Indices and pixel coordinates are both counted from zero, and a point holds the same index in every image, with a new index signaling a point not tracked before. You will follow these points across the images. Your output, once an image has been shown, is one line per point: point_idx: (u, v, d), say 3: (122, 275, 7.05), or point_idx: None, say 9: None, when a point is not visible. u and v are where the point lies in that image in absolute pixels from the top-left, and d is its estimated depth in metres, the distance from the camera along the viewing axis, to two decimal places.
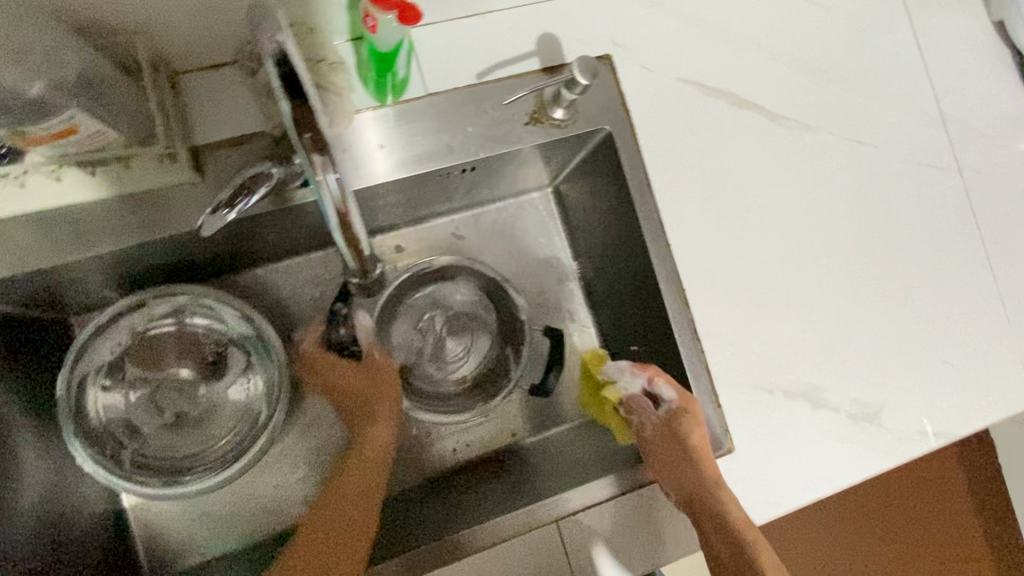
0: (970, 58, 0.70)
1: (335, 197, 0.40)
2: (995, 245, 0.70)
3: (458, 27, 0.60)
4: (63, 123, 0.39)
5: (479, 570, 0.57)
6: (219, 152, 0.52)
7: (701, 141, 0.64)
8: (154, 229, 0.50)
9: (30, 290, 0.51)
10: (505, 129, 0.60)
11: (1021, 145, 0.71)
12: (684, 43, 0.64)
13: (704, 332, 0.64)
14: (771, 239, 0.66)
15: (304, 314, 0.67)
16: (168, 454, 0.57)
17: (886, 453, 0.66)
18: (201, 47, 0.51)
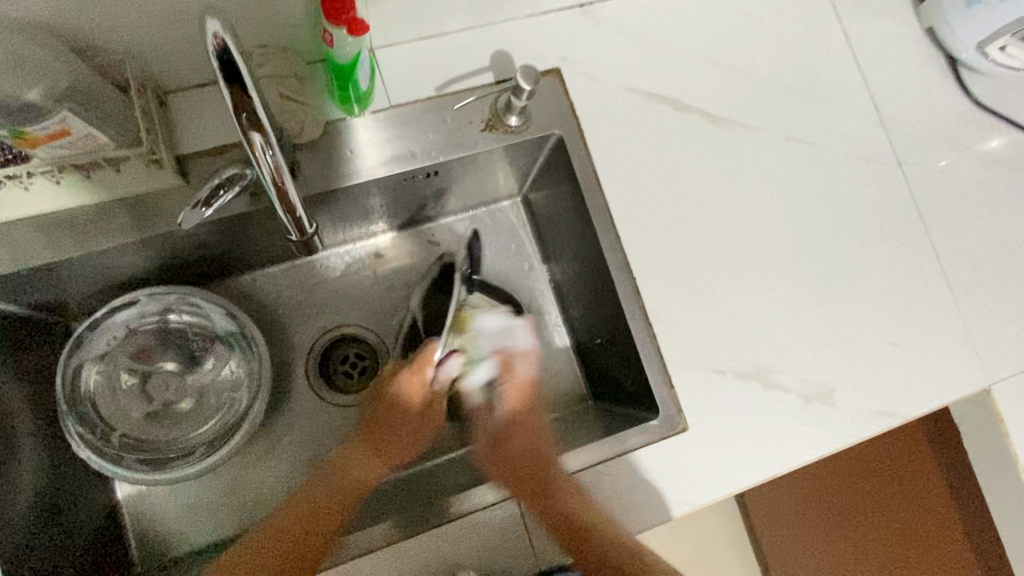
0: (901, 64, 0.78)
1: (272, 176, 0.40)
2: (935, 230, 0.74)
3: (421, 49, 0.67)
4: (55, 124, 0.46)
5: (442, 540, 0.61)
6: (203, 158, 0.60)
7: (646, 144, 0.70)
8: (146, 225, 0.59)
9: (42, 281, 0.60)
10: (464, 136, 0.66)
11: (955, 139, 0.77)
12: (630, 56, 0.71)
13: (657, 318, 0.67)
14: (718, 232, 0.70)
15: (290, 312, 0.76)
16: (157, 435, 0.66)
17: (840, 431, 0.67)
18: (187, 70, 0.59)
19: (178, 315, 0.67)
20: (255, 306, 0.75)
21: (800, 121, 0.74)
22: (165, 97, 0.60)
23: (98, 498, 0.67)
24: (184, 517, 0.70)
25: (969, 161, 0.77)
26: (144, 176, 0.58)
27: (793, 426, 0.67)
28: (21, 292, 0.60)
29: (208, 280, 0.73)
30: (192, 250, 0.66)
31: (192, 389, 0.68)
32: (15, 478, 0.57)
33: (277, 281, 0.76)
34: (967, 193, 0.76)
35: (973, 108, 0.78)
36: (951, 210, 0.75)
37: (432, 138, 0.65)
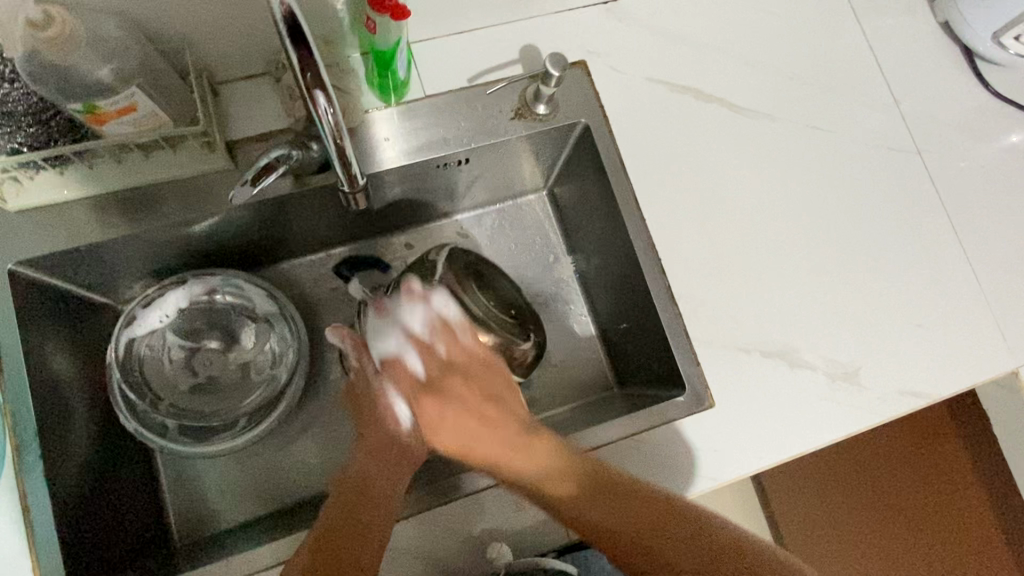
0: (919, 56, 0.80)
1: (333, 130, 0.45)
2: (956, 213, 0.76)
3: (453, 44, 0.71)
4: (124, 100, 0.50)
5: (474, 508, 0.62)
6: (249, 144, 0.64)
7: (668, 133, 0.73)
8: (196, 206, 0.63)
9: (96, 258, 0.64)
10: (493, 123, 0.69)
11: (975, 126, 0.79)
12: (652, 50, 0.74)
13: (682, 299, 0.69)
14: (741, 217, 0.72)
15: (324, 299, 0.78)
16: (201, 408, 0.69)
17: (867, 408, 0.68)
18: (237, 62, 0.63)
19: (223, 295, 0.72)
20: (292, 293, 0.78)
21: (820, 112, 0.76)
22: (218, 88, 0.65)
23: (138, 472, 0.69)
24: (220, 494, 0.71)
25: (991, 149, 0.78)
26: (195, 160, 0.62)
27: (819, 403, 0.67)
28: (77, 270, 0.64)
29: (249, 266, 0.76)
30: (235, 234, 0.70)
31: (235, 366, 0.72)
32: (65, 445, 0.60)
33: (312, 270, 0.79)
34: (988, 182, 0.77)
35: (991, 100, 0.80)
36: (973, 198, 0.77)
37: (464, 125, 0.68)
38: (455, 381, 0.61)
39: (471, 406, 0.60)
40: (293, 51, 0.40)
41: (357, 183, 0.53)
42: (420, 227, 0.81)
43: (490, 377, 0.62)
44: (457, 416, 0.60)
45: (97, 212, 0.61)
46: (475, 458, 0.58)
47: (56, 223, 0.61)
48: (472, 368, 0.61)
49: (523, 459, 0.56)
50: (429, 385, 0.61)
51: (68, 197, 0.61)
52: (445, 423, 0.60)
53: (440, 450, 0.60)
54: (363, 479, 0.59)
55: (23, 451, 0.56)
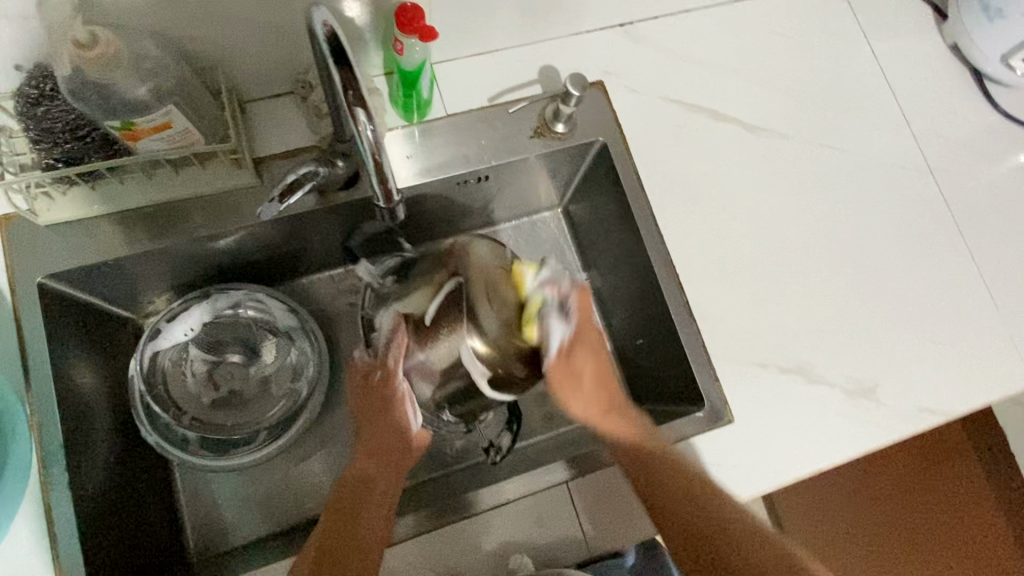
0: (931, 78, 0.81)
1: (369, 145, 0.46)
2: (970, 232, 0.77)
3: (473, 64, 0.72)
4: (161, 117, 0.51)
5: (495, 524, 0.61)
6: (275, 161, 0.65)
7: (685, 152, 0.74)
8: (222, 221, 0.64)
9: (123, 272, 0.65)
10: (513, 142, 0.70)
11: (987, 147, 0.80)
12: (668, 71, 0.76)
13: (700, 315, 0.69)
14: (757, 235, 0.73)
15: (343, 315, 0.79)
16: (221, 422, 0.70)
17: (885, 425, 0.68)
18: (265, 81, 0.64)
19: (244, 310, 0.72)
20: (312, 308, 0.79)
21: (833, 132, 0.77)
22: (244, 106, 0.66)
23: (157, 486, 0.69)
24: (238, 508, 0.71)
25: (1004, 169, 0.79)
26: (222, 177, 0.63)
27: (837, 420, 0.67)
28: (103, 284, 0.65)
29: (269, 281, 0.77)
30: (258, 250, 0.70)
31: (255, 379, 0.72)
32: (88, 457, 0.61)
33: (331, 286, 0.80)
34: (1000, 201, 0.78)
35: (1002, 121, 0.81)
36: (986, 217, 0.77)
37: (484, 144, 0.70)
38: (586, 356, 0.61)
39: (587, 373, 0.62)
40: (338, 71, 0.42)
41: (392, 198, 0.53)
42: None
43: (599, 354, 0.63)
44: (588, 396, 0.62)
45: (125, 227, 0.62)
46: (611, 420, 0.62)
47: (85, 237, 0.62)
48: (583, 338, 0.61)
49: (651, 456, 0.60)
50: (568, 361, 0.60)
51: (97, 212, 0.62)
52: (580, 384, 0.62)
53: (552, 381, 0.61)
54: (363, 478, 0.61)
55: (49, 463, 0.57)
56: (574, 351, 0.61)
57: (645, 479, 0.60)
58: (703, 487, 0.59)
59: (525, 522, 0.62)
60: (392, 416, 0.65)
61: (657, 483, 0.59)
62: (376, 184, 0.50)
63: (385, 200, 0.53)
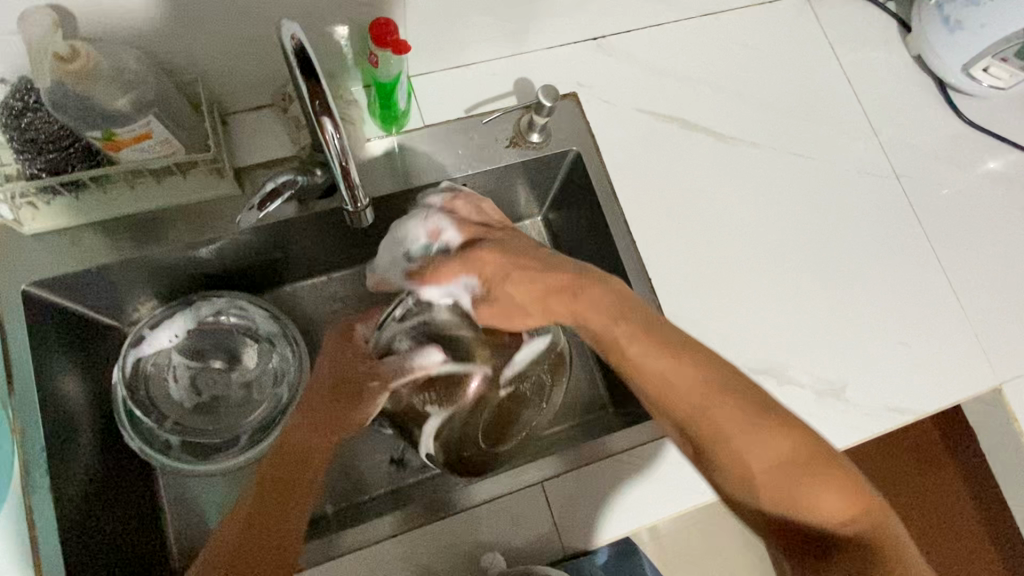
0: (896, 87, 0.84)
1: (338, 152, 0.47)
2: (936, 236, 0.79)
3: (451, 77, 0.75)
4: (141, 128, 0.53)
5: (471, 524, 0.62)
6: (255, 171, 0.67)
7: (657, 161, 0.76)
8: (204, 230, 0.65)
9: (107, 280, 0.66)
10: (488, 151, 0.72)
11: (951, 153, 0.82)
12: (640, 82, 0.78)
13: (673, 318, 0.71)
14: (728, 240, 0.75)
15: (324, 322, 0.80)
16: (203, 427, 0.71)
17: (854, 425, 0.69)
18: (246, 93, 0.66)
19: (226, 316, 0.74)
20: (295, 315, 0.80)
21: (802, 139, 0.80)
22: (226, 118, 0.69)
23: (140, 491, 0.70)
24: (219, 513, 0.72)
25: (968, 175, 0.82)
26: (203, 186, 0.65)
27: (807, 420, 0.69)
28: (87, 292, 0.67)
29: (253, 289, 0.79)
30: (240, 258, 0.72)
31: (237, 385, 0.73)
32: (70, 462, 0.62)
33: (312, 293, 0.81)
34: (965, 206, 0.80)
35: (966, 128, 0.84)
36: (952, 221, 0.79)
37: (460, 153, 0.72)
38: (489, 255, 0.58)
39: (516, 271, 0.56)
40: (304, 82, 0.45)
41: (361, 201, 0.54)
42: None
43: (511, 258, 0.57)
44: (511, 292, 0.57)
45: (108, 235, 0.64)
46: (553, 305, 0.55)
47: (69, 246, 0.63)
48: (495, 263, 0.58)
49: (630, 347, 0.50)
50: (496, 291, 0.59)
51: (81, 221, 0.64)
52: (486, 277, 0.58)
53: (495, 307, 0.58)
54: (301, 457, 0.54)
55: (30, 466, 0.58)
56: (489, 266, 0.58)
57: (578, 320, 0.54)
58: (689, 382, 0.48)
59: (500, 521, 0.63)
60: (357, 401, 0.58)
61: (641, 372, 0.50)
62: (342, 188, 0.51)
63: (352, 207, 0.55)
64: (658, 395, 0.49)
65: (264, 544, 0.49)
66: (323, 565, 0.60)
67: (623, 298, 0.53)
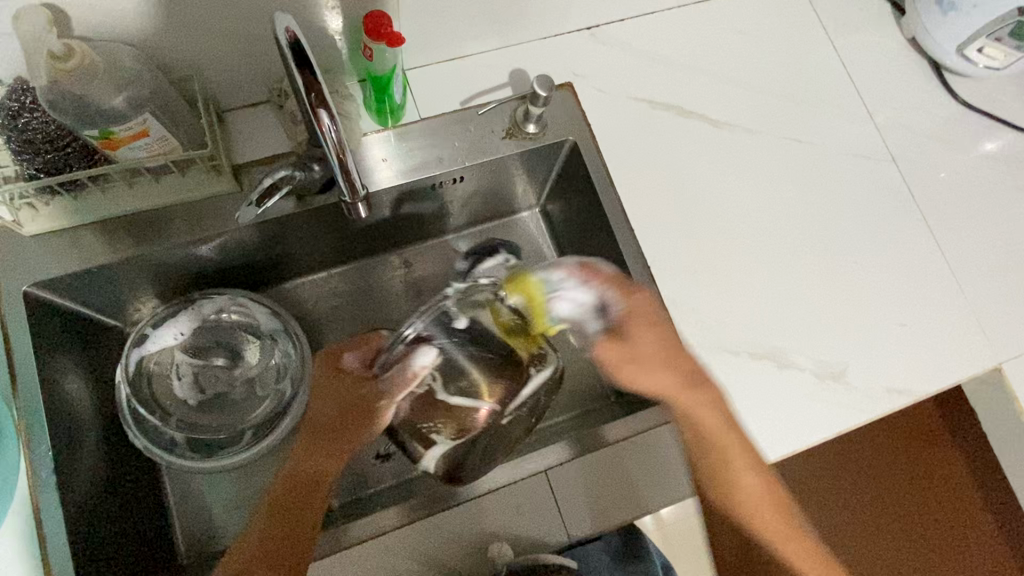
0: (892, 70, 0.84)
1: (333, 145, 0.48)
2: (934, 217, 0.79)
3: (446, 70, 0.75)
4: (138, 125, 0.53)
5: (475, 515, 0.63)
6: (253, 167, 0.67)
7: (654, 149, 0.76)
8: (204, 227, 0.66)
9: (108, 280, 0.67)
10: (485, 142, 0.72)
11: (948, 135, 0.82)
12: (635, 70, 0.78)
13: (673, 304, 0.71)
14: (727, 226, 0.75)
15: (326, 317, 0.81)
16: (207, 425, 0.71)
17: (855, 407, 0.70)
18: (241, 90, 0.66)
19: (228, 314, 0.74)
20: (296, 312, 0.81)
21: (798, 124, 0.80)
22: (222, 115, 0.69)
23: (146, 489, 0.71)
24: (226, 510, 0.73)
25: (965, 157, 0.82)
26: (201, 183, 0.65)
27: (809, 402, 0.69)
28: (89, 292, 0.67)
29: (253, 286, 0.79)
30: (239, 255, 0.72)
31: (240, 382, 0.74)
32: (76, 462, 0.62)
33: (313, 289, 0.81)
34: (963, 187, 0.80)
35: (963, 110, 0.84)
36: (949, 203, 0.80)
37: (457, 145, 0.72)
38: (643, 327, 0.55)
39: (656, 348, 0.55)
40: (299, 74, 0.44)
41: (357, 192, 0.55)
42: (418, 244, 0.84)
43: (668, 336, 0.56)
44: (657, 365, 0.55)
45: (109, 235, 0.64)
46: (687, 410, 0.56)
47: (69, 246, 0.63)
48: (641, 310, 0.55)
49: (733, 470, 0.55)
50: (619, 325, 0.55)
51: (80, 221, 0.64)
52: (644, 354, 0.55)
53: (623, 357, 0.55)
54: (311, 478, 0.58)
55: (38, 468, 0.58)
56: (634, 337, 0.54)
57: (693, 437, 0.57)
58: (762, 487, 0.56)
59: (508, 512, 0.63)
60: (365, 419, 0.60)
61: (738, 495, 0.55)
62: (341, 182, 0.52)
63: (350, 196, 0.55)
64: (743, 509, 0.55)
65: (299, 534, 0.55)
66: (331, 558, 0.60)
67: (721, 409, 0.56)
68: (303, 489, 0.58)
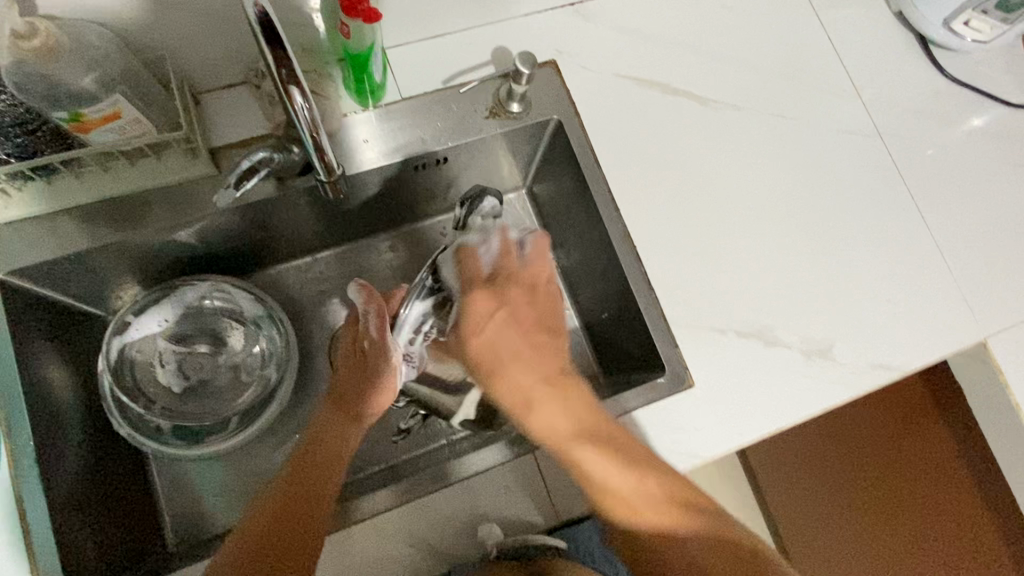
0: (878, 45, 0.83)
1: (307, 123, 0.47)
2: (920, 193, 0.79)
3: (426, 49, 0.73)
4: (109, 108, 0.52)
5: (463, 497, 0.62)
6: (231, 150, 0.66)
7: (639, 128, 0.75)
8: (183, 212, 0.64)
9: (87, 267, 0.66)
10: (468, 122, 0.71)
11: (934, 110, 0.82)
12: (620, 47, 0.77)
13: (660, 284, 0.71)
14: (713, 204, 0.74)
15: (312, 303, 0.80)
16: (192, 412, 0.71)
17: (842, 383, 0.70)
18: (217, 70, 0.65)
19: (211, 301, 0.73)
20: (281, 298, 0.80)
21: (784, 101, 0.79)
22: (198, 98, 0.67)
23: (132, 478, 0.70)
24: (215, 498, 0.72)
25: (951, 132, 0.81)
26: (179, 167, 0.64)
27: (796, 379, 0.69)
28: (69, 280, 0.66)
29: (236, 272, 0.78)
30: (221, 241, 0.71)
31: (226, 369, 0.73)
32: (60, 453, 0.61)
33: (298, 275, 0.81)
34: (949, 163, 0.80)
35: (950, 85, 0.83)
36: (935, 178, 0.79)
37: (440, 125, 0.71)
38: (498, 318, 0.57)
39: (524, 320, 0.58)
40: (270, 52, 0.42)
41: (335, 173, 0.55)
42: (403, 228, 0.83)
43: (524, 312, 0.58)
44: (517, 345, 0.57)
45: (85, 221, 0.63)
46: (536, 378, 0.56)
47: (45, 233, 0.62)
48: (477, 319, 0.58)
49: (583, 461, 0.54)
50: (494, 292, 0.59)
51: (55, 208, 0.62)
52: (492, 352, 0.57)
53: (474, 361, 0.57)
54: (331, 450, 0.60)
55: (19, 458, 0.57)
56: (483, 318, 0.58)
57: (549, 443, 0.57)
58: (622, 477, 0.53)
59: (497, 493, 0.63)
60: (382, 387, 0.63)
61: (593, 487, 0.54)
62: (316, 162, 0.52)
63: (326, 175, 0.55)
64: (626, 514, 0.53)
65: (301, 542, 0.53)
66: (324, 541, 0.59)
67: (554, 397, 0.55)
68: (323, 462, 0.59)
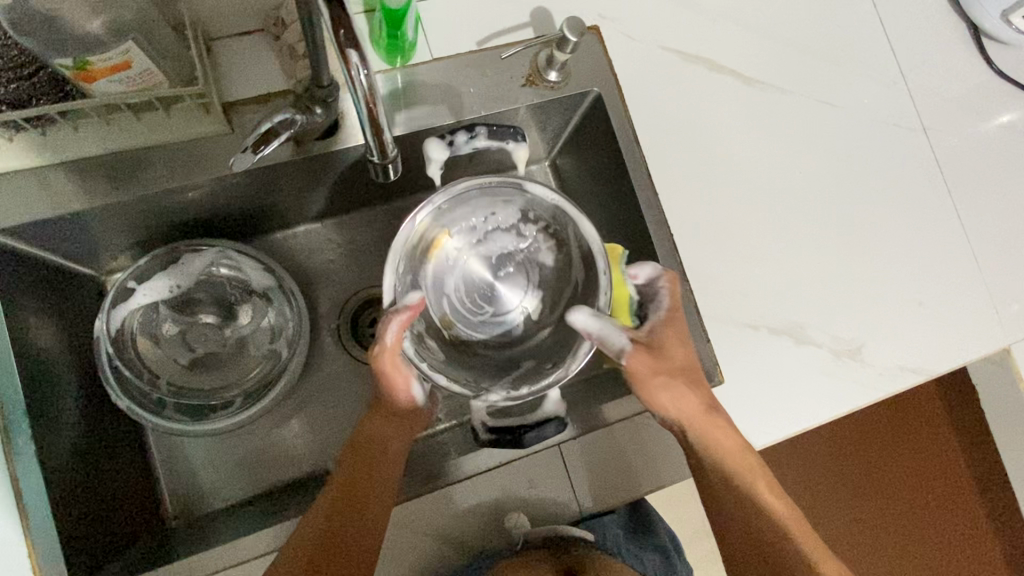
0: (929, 32, 0.79)
1: (364, 93, 0.42)
2: (959, 191, 0.76)
3: (460, 4, 0.67)
4: (120, 56, 0.46)
5: (486, 487, 0.60)
6: (247, 107, 0.60)
7: (680, 105, 0.71)
8: (194, 172, 0.59)
9: (86, 230, 0.60)
10: (502, 90, 0.66)
11: (978, 104, 0.79)
12: (665, 16, 0.72)
13: (693, 274, 0.68)
14: (752, 194, 0.71)
15: (321, 272, 0.76)
16: (196, 386, 0.67)
17: (868, 384, 0.69)
18: (232, 14, 0.58)
19: (218, 267, 0.69)
20: (287, 265, 0.75)
21: (831, 87, 0.75)
22: (210, 44, 0.61)
23: (132, 451, 0.67)
24: (216, 473, 0.70)
25: (994, 129, 0.79)
26: (190, 123, 0.58)
27: (823, 379, 0.68)
28: (69, 241, 0.61)
29: (241, 237, 0.73)
30: (228, 204, 0.66)
31: (231, 340, 0.70)
32: (57, 429, 0.57)
33: (306, 241, 0.76)
34: (987, 160, 0.78)
35: (996, 79, 0.80)
36: (975, 178, 0.77)
37: (472, 91, 0.65)
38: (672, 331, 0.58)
39: (677, 366, 0.57)
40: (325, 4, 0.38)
41: (389, 153, 0.49)
42: (420, 196, 0.78)
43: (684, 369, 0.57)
44: (669, 378, 0.57)
45: (83, 179, 0.57)
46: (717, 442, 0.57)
47: (37, 191, 0.56)
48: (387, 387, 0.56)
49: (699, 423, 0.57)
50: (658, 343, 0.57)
51: (51, 161, 0.56)
52: (673, 352, 0.57)
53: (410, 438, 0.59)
54: (369, 441, 0.56)
55: (13, 430, 0.52)
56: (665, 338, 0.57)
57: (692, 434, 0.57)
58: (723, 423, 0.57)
59: (519, 484, 0.61)
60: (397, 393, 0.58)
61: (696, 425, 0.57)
62: (371, 141, 0.47)
63: (378, 156, 0.49)
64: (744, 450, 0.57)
65: (353, 559, 0.52)
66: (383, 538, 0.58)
67: (374, 458, 0.56)
68: (362, 462, 0.55)
